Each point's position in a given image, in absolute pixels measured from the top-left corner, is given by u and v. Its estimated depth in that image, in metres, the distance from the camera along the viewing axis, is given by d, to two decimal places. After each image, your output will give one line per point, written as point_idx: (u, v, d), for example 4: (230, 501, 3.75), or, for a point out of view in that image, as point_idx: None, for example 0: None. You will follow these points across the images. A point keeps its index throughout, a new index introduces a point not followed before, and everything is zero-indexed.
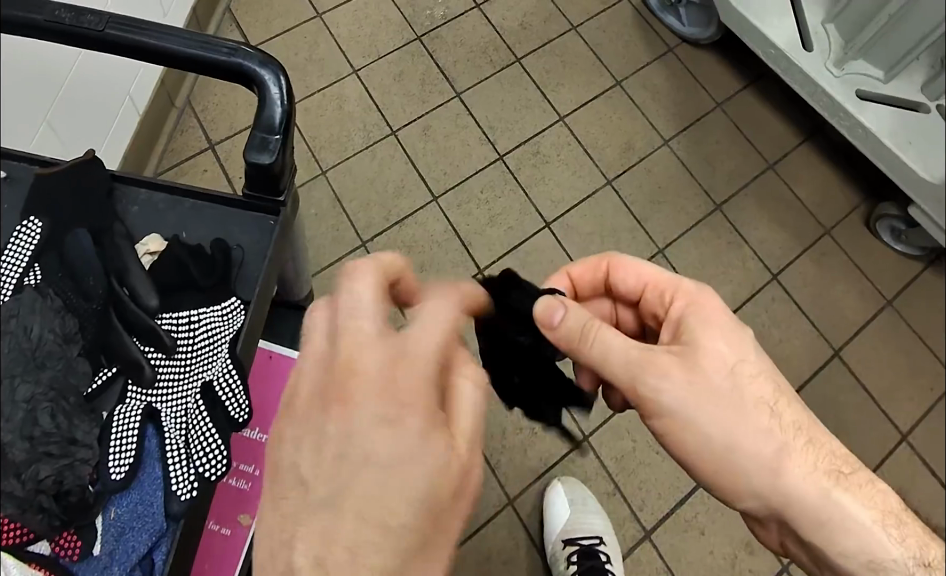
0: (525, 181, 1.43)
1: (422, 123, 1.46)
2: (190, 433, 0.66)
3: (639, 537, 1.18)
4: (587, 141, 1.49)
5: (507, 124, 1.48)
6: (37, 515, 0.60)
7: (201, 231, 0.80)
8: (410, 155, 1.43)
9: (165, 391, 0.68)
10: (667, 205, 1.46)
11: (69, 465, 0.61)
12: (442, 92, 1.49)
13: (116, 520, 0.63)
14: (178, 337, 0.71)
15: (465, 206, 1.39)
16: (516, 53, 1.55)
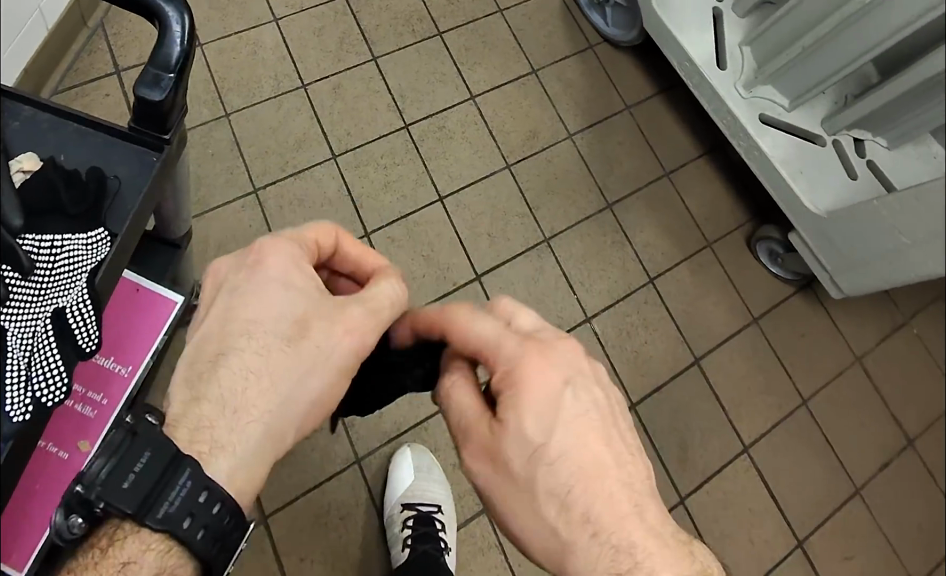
0: (426, 153, 1.45)
1: (333, 81, 1.46)
2: (33, 357, 0.67)
3: (477, 509, 1.23)
4: (494, 124, 1.52)
5: (417, 95, 1.50)
6: None
7: (80, 156, 0.81)
8: (316, 111, 1.43)
9: (16, 310, 0.68)
10: (560, 196, 1.50)
11: None
12: (359, 54, 1.50)
13: None
14: (37, 257, 0.71)
15: (363, 168, 1.41)
16: (439, 25, 1.57)
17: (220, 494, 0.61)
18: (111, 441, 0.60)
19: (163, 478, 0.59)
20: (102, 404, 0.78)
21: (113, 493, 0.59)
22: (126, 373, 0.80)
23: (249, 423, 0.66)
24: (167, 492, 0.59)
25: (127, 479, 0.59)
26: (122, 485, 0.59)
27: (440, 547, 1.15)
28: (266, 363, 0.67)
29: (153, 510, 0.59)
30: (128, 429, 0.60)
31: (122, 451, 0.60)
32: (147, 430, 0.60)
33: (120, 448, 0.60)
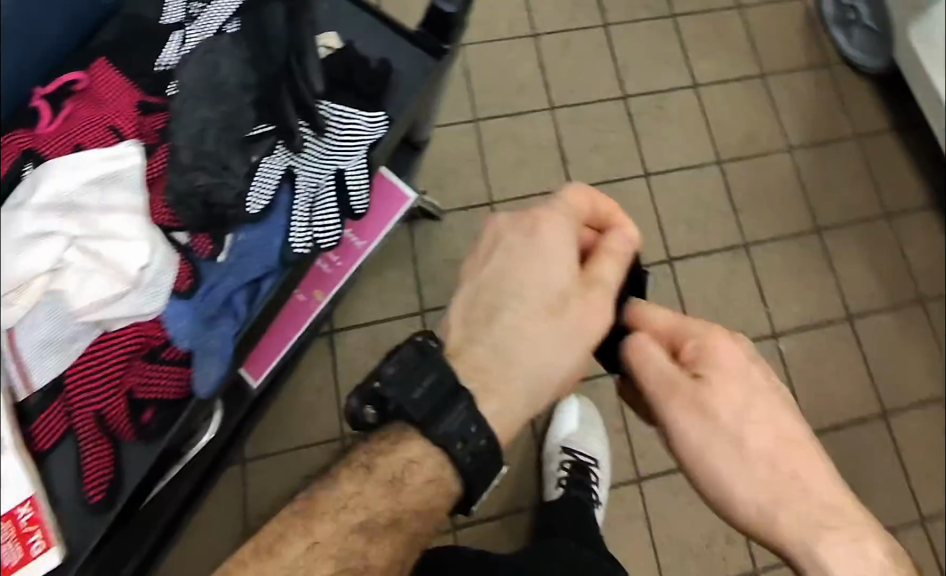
0: (639, 127, 1.44)
1: (564, 38, 1.47)
2: (315, 205, 0.72)
3: (630, 478, 1.19)
4: (711, 117, 1.46)
5: (642, 71, 1.47)
6: (185, 211, 0.66)
7: (369, 47, 0.87)
8: (543, 64, 1.46)
9: (306, 160, 0.73)
10: (770, 205, 1.42)
11: (219, 185, 0.67)
12: (593, 19, 1.49)
13: (240, 244, 0.68)
14: (329, 119, 0.76)
15: (578, 126, 1.43)
16: (675, 5, 1.52)
17: (489, 430, 0.62)
18: (404, 354, 0.62)
19: (443, 399, 0.62)
20: (338, 265, 0.82)
21: (402, 400, 0.62)
22: (361, 245, 0.82)
23: (513, 379, 0.66)
24: (446, 413, 0.62)
25: (418, 389, 0.62)
26: (410, 396, 0.62)
27: (591, 499, 1.14)
28: (514, 323, 0.66)
29: (432, 424, 0.62)
30: (417, 347, 0.63)
31: (412, 366, 0.62)
32: (434, 353, 0.63)
33: (411, 363, 0.62)
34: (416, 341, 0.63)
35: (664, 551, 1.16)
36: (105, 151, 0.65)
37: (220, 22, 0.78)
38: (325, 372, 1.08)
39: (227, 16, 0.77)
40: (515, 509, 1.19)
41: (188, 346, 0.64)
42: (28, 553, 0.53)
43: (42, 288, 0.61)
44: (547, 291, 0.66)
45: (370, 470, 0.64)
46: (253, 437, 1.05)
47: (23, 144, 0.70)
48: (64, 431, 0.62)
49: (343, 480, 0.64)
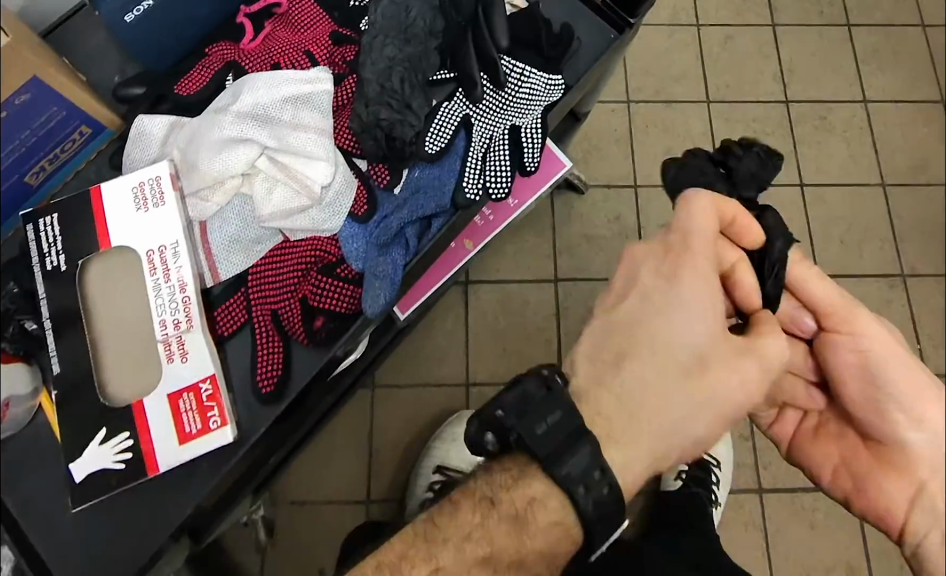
0: (799, 136, 1.22)
1: (727, 30, 1.27)
2: (489, 155, 0.72)
3: (751, 488, 1.07)
4: (880, 137, 1.23)
5: (809, 75, 1.26)
6: (369, 141, 0.67)
7: (554, 9, 0.80)
8: (702, 55, 1.26)
9: (484, 111, 0.71)
10: (937, 241, 1.19)
11: (400, 121, 0.66)
12: (759, 16, 1.28)
13: (416, 179, 0.69)
14: (509, 74, 0.73)
15: (733, 124, 1.22)
16: (851, 16, 1.29)
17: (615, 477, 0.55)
18: (536, 391, 0.57)
19: (571, 439, 0.55)
20: (489, 218, 0.79)
21: (525, 436, 0.56)
22: (512, 204, 0.79)
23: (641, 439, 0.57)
24: (573, 453, 0.55)
25: (542, 423, 0.56)
26: (532, 436, 0.55)
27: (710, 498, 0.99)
28: (646, 380, 0.58)
29: (556, 464, 0.55)
30: (544, 382, 0.57)
31: (540, 403, 0.56)
32: (560, 391, 0.57)
33: (544, 400, 0.56)
34: (546, 378, 0.57)
35: (779, 560, 1.04)
36: (302, 75, 0.67)
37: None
38: (456, 321, 1.11)
39: None
40: None
41: (361, 267, 0.66)
42: (207, 425, 0.58)
43: (236, 190, 0.65)
44: (686, 348, 0.58)
45: (491, 502, 0.58)
46: (391, 365, 1.09)
47: (226, 57, 0.71)
48: (242, 323, 0.65)
49: (463, 505, 0.59)
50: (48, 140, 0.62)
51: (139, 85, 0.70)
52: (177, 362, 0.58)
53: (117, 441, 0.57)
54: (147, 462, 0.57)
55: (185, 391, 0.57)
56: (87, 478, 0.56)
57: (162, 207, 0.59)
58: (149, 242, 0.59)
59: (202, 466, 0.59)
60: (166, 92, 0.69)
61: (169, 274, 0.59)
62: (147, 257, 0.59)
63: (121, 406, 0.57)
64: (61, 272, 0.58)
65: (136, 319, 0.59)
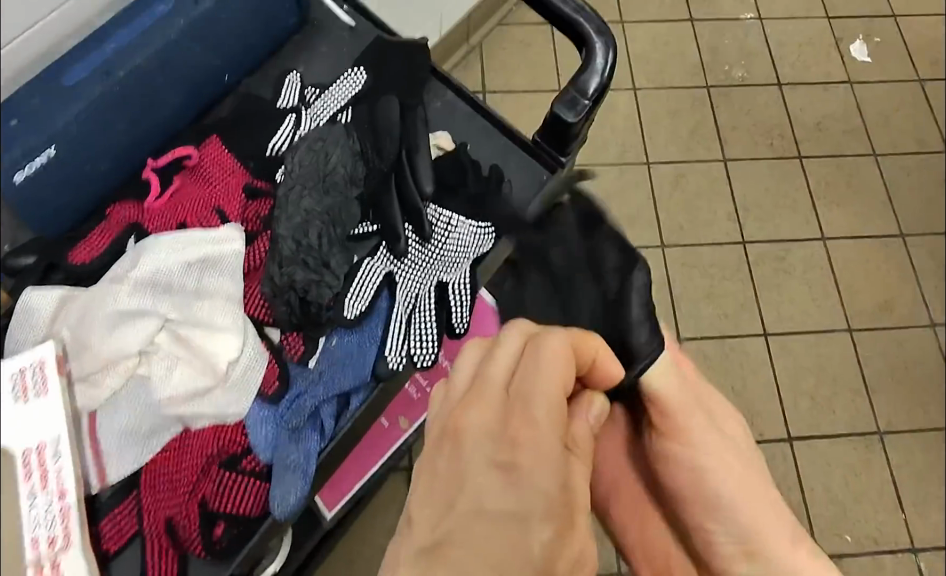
0: (758, 278, 1.31)
1: (676, 171, 1.36)
2: (415, 317, 0.65)
3: None
4: (842, 282, 1.32)
5: (761, 214, 1.35)
6: (281, 305, 0.62)
7: (483, 152, 0.76)
8: (656, 199, 1.34)
9: (410, 266, 0.67)
10: (903, 390, 1.26)
11: (316, 281, 0.62)
12: (710, 150, 1.38)
13: (334, 348, 0.63)
14: (436, 221, 0.69)
15: (689, 270, 1.30)
16: (800, 147, 1.39)
17: None
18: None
19: None
20: (419, 394, 0.77)
21: None
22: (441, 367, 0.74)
23: None
24: None
25: None
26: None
27: None
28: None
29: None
30: None
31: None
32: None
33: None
34: None
35: None
36: (210, 234, 0.62)
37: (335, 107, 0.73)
38: None
39: (340, 103, 0.73)
40: None
41: (268, 457, 0.60)
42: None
43: (132, 372, 0.60)
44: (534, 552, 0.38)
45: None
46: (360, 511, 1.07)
47: (127, 220, 0.67)
48: (133, 535, 0.59)
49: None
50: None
51: (30, 254, 0.64)
52: None
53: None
54: None
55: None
56: None
57: (45, 398, 0.54)
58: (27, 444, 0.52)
59: None
60: (60, 261, 0.64)
61: (46, 483, 0.52)
62: None
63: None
64: None
65: None
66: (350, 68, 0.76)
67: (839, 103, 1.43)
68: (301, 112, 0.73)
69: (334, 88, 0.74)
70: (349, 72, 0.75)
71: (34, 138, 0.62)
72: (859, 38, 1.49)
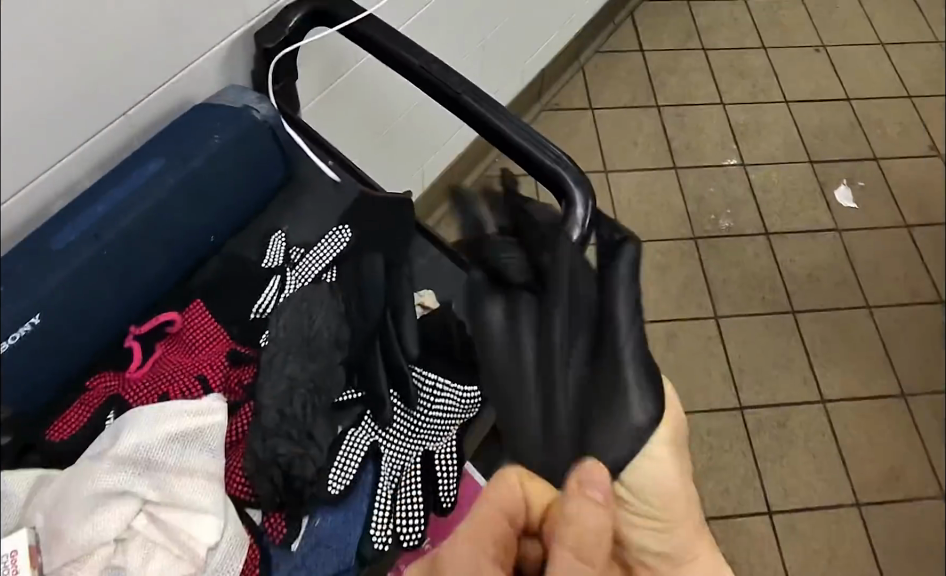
0: (759, 448, 1.18)
1: (670, 328, 1.27)
2: (399, 488, 0.68)
3: None
4: None
5: (757, 370, 1.24)
6: (265, 483, 0.63)
7: None
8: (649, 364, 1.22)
9: (393, 436, 0.70)
10: None
11: (299, 454, 0.64)
12: (701, 308, 1.29)
13: (317, 529, 0.65)
14: (421, 386, 0.72)
15: (687, 440, 1.18)
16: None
17: None
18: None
19: None
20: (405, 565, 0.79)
21: None
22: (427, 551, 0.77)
23: None
24: None
25: None
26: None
27: None
28: None
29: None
30: None
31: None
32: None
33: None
34: None
35: None
36: (195, 407, 0.61)
37: (320, 266, 0.77)
38: None
39: (322, 263, 0.77)
40: None
41: None
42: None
43: (107, 562, 0.57)
44: None
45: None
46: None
47: (104, 392, 0.64)
48: None
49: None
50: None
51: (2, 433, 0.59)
52: None
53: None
54: None
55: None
56: None
57: None
58: None
59: None
60: (35, 439, 0.60)
61: None
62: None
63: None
64: None
65: None
66: (334, 227, 0.79)
67: None
68: (286, 273, 0.77)
69: (316, 248, 0.78)
70: (334, 230, 0.79)
71: (18, 307, 0.62)
72: None
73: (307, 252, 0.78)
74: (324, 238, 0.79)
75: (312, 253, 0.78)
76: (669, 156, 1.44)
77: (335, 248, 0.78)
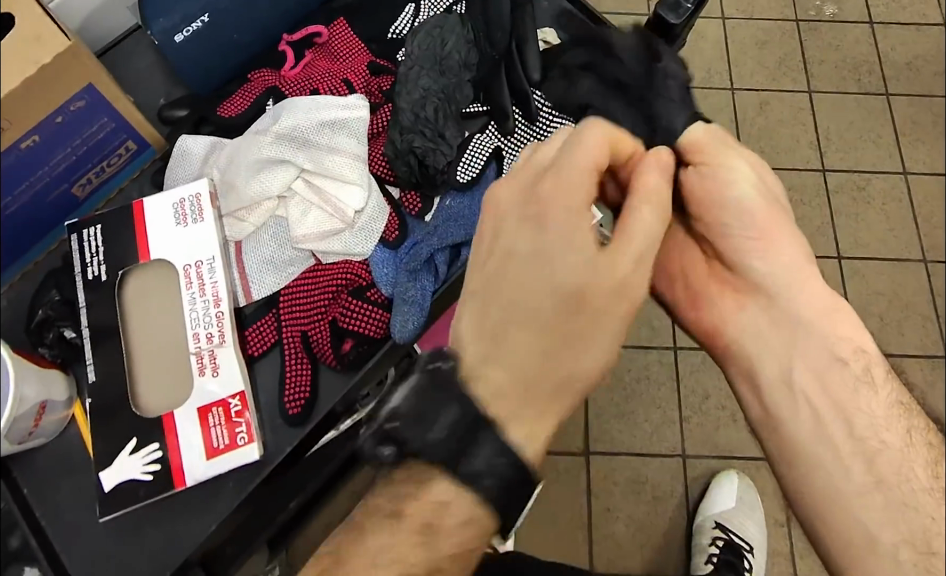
0: (837, 206, 1.23)
1: (762, 96, 1.29)
2: None
3: (784, 553, 1.01)
4: (923, 213, 1.22)
5: (845, 143, 1.26)
6: (402, 166, 0.69)
7: None
8: (738, 118, 1.27)
9: (515, 144, 0.73)
10: None
11: (434, 149, 0.68)
12: (795, 82, 1.30)
13: (447, 208, 0.70)
14: (541, 108, 0.74)
15: None
16: (890, 84, 1.29)
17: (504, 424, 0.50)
18: (445, 409, 0.50)
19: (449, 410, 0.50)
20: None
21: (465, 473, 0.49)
22: None
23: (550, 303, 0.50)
24: (446, 412, 0.50)
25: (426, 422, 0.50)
26: (479, 476, 0.49)
27: None
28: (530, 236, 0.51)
29: (471, 466, 0.50)
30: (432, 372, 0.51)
31: (428, 396, 0.50)
32: (449, 378, 0.50)
33: (465, 425, 0.50)
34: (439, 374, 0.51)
35: None
36: (342, 100, 0.69)
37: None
38: None
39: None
40: (664, 554, 1.01)
41: (390, 292, 0.66)
42: (234, 441, 0.60)
43: (272, 212, 0.68)
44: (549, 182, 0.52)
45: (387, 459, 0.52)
46: None
47: (267, 83, 0.73)
48: (273, 343, 0.66)
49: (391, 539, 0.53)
50: (71, 134, 0.61)
51: (183, 108, 0.73)
52: (208, 375, 0.61)
53: (145, 451, 0.60)
54: (165, 421, 0.60)
55: (214, 405, 0.60)
56: (99, 381, 0.61)
57: (201, 222, 0.64)
58: (187, 258, 0.63)
59: (227, 480, 0.61)
60: (209, 115, 0.71)
61: (203, 215, 0.64)
62: (179, 205, 0.64)
63: (150, 416, 0.61)
64: (102, 282, 0.63)
65: (167, 333, 0.63)
66: None
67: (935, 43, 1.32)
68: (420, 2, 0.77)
69: None
70: None
71: (188, 7, 0.69)
72: None
73: None
74: None
75: None
76: None
77: None
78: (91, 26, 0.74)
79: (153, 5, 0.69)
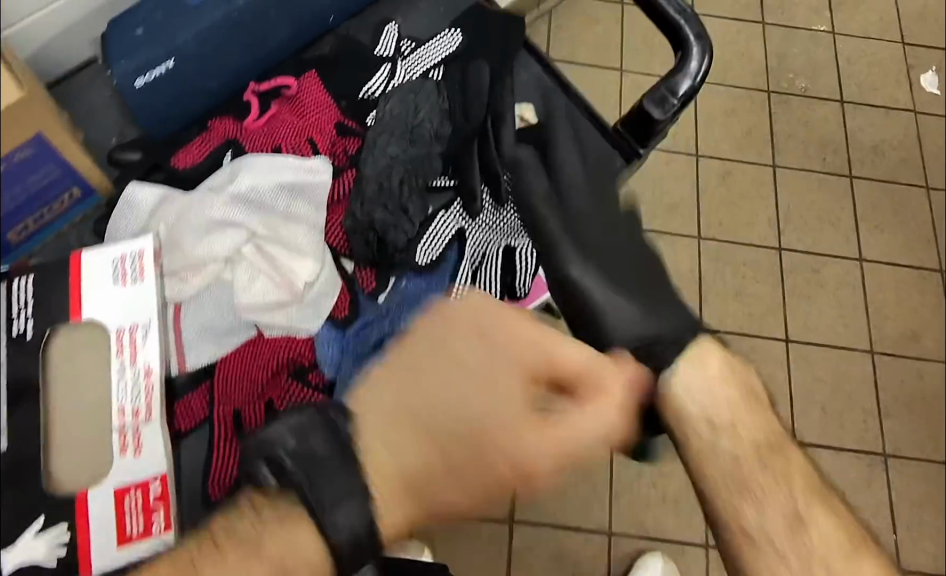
0: (790, 288, 1.22)
1: (727, 165, 1.28)
2: (477, 274, 0.68)
3: None
4: (873, 300, 1.23)
5: (805, 223, 1.26)
6: (360, 240, 0.66)
7: None
8: (699, 188, 1.26)
9: (480, 226, 0.70)
10: (926, 439, 1.16)
11: (394, 224, 0.66)
12: (761, 153, 1.29)
13: (402, 289, 0.67)
14: (512, 189, 0.70)
15: (721, 264, 1.22)
16: (854, 167, 1.30)
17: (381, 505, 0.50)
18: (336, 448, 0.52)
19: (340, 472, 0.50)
20: None
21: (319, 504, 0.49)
22: None
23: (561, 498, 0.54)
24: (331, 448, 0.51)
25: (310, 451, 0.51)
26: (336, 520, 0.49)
27: None
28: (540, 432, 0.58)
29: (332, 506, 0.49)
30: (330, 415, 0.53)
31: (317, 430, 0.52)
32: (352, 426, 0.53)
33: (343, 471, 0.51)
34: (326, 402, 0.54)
35: None
36: (305, 164, 0.67)
37: (428, 63, 0.74)
38: None
39: (432, 61, 0.74)
40: None
41: (333, 375, 0.64)
42: (149, 529, 0.57)
43: (217, 275, 0.65)
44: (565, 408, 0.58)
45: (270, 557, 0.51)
46: None
47: (227, 133, 0.70)
48: (203, 420, 0.62)
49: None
50: (14, 183, 0.57)
51: (136, 150, 0.69)
52: (129, 454, 0.58)
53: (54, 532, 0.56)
54: (77, 505, 0.56)
55: (133, 487, 0.57)
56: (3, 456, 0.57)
57: (141, 283, 0.61)
58: (121, 321, 0.60)
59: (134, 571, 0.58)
60: (163, 163, 0.68)
61: (144, 276, 0.61)
62: (118, 263, 0.61)
63: (59, 492, 0.57)
64: (25, 342, 0.59)
65: (84, 404, 0.59)
66: (447, 29, 0.76)
67: (900, 128, 1.33)
68: (396, 63, 0.74)
69: (427, 45, 0.75)
70: (444, 33, 0.75)
71: (155, 50, 0.65)
72: (932, 68, 1.38)
73: (418, 47, 0.75)
74: (436, 37, 0.75)
75: (421, 49, 0.75)
76: (759, 10, 1.38)
77: (444, 50, 0.75)
78: (45, 57, 0.68)
79: (118, 45, 0.65)
